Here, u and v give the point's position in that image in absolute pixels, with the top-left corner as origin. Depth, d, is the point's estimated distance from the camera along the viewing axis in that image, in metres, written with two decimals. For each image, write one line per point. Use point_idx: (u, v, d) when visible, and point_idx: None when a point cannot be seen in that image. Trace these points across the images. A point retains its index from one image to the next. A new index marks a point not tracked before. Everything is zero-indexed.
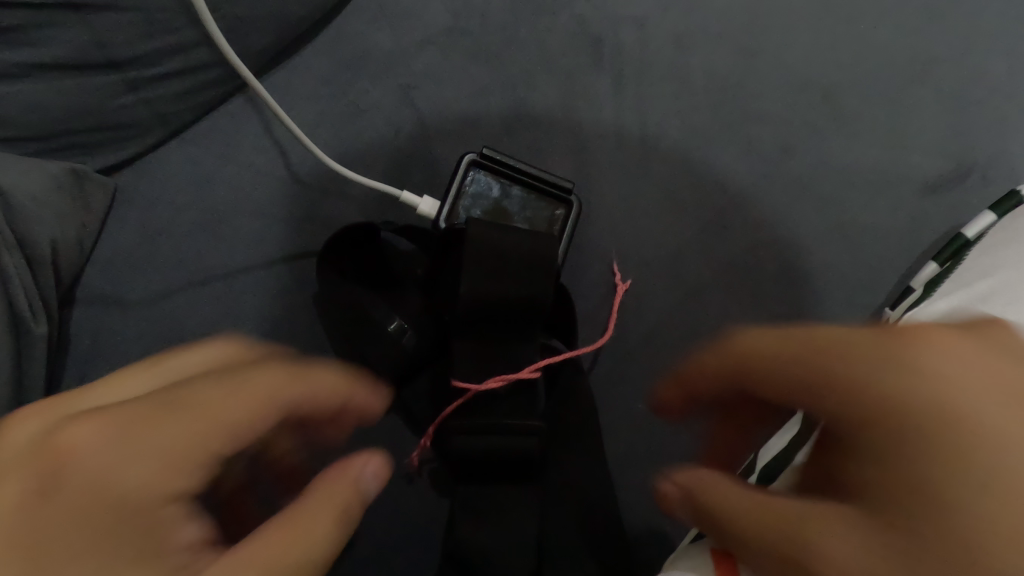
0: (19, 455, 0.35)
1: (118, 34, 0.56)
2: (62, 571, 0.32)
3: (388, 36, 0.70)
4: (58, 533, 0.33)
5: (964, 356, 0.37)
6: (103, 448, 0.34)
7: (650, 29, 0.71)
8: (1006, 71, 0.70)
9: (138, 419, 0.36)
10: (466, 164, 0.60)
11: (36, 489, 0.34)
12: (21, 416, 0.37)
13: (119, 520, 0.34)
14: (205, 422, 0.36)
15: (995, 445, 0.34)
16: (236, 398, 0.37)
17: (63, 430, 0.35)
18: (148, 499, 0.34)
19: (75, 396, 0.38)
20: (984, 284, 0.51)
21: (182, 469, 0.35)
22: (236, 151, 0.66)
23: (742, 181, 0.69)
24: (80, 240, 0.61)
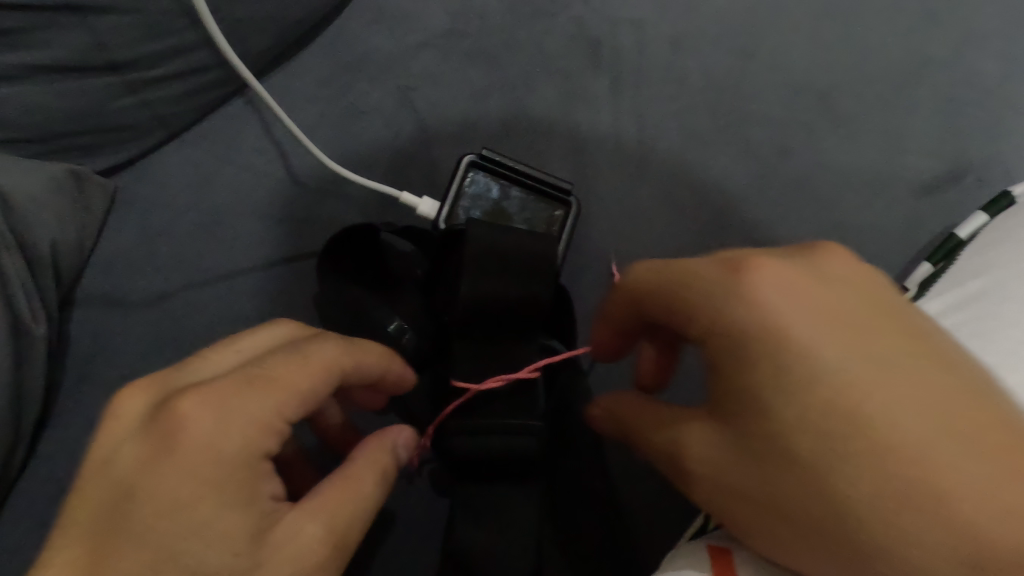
0: (133, 427, 0.38)
1: (118, 35, 0.57)
2: (171, 522, 0.35)
3: (387, 38, 0.70)
4: (172, 491, 0.36)
5: (789, 278, 0.39)
6: (205, 416, 0.37)
7: (647, 31, 0.72)
8: (998, 73, 0.71)
9: (234, 388, 0.38)
10: (465, 166, 0.61)
11: (148, 456, 0.36)
12: (128, 393, 0.40)
13: (223, 475, 0.36)
14: (287, 391, 0.39)
15: (812, 351, 0.37)
16: (310, 369, 0.40)
17: (167, 404, 0.37)
18: (243, 457, 0.37)
19: (169, 370, 0.41)
20: (975, 284, 0.52)
21: (269, 431, 0.38)
22: (236, 153, 0.66)
23: (739, 182, 0.69)
24: (80, 242, 0.62)
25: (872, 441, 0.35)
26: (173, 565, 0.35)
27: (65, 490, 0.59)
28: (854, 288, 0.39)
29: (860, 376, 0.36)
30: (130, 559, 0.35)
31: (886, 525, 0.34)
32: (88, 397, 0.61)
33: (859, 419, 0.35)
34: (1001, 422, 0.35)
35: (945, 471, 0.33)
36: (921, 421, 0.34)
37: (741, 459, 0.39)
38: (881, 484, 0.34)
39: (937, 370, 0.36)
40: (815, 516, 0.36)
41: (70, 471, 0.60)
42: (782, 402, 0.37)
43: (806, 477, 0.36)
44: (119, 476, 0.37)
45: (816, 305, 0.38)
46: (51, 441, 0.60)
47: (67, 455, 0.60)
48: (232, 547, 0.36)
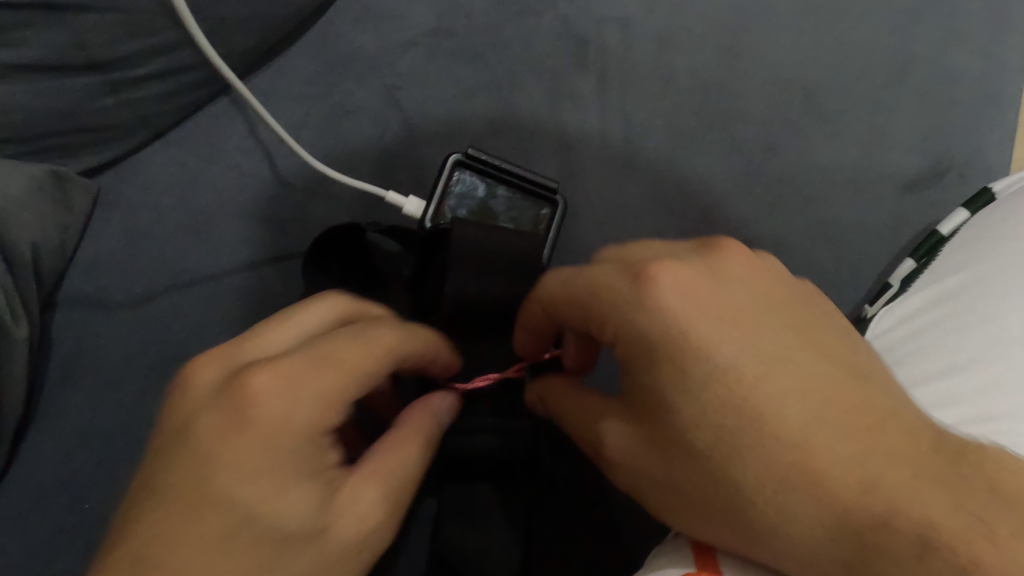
0: (207, 399, 0.39)
1: (98, 34, 0.55)
2: (244, 485, 0.37)
3: (374, 37, 0.70)
4: (250, 460, 0.37)
5: (689, 279, 0.39)
6: (280, 391, 0.38)
7: (633, 29, 0.72)
8: (980, 71, 0.72)
9: (304, 366, 0.39)
10: (451, 165, 0.61)
11: (225, 427, 0.37)
12: (199, 365, 0.40)
13: (297, 446, 0.38)
14: (353, 372, 0.40)
15: (707, 352, 0.37)
16: (371, 352, 0.42)
17: (243, 378, 0.38)
18: (313, 430, 0.39)
19: (237, 345, 0.41)
20: (954, 280, 0.53)
21: (336, 407, 0.40)
22: (220, 152, 0.66)
23: (725, 180, 0.69)
24: (62, 243, 0.61)
25: (760, 432, 0.37)
26: (250, 527, 0.37)
27: (47, 493, 0.59)
28: (748, 284, 0.40)
29: (750, 371, 0.37)
30: (208, 521, 0.36)
31: (774, 506, 0.36)
32: (71, 399, 0.61)
33: (748, 411, 0.37)
34: (874, 404, 0.37)
35: (824, 456, 0.35)
36: (803, 410, 0.36)
37: (652, 451, 0.40)
38: (770, 471, 0.36)
39: (818, 360, 0.38)
40: (716, 502, 0.38)
41: (53, 473, 0.59)
42: (682, 400, 0.38)
43: (705, 467, 0.38)
44: (198, 446, 0.37)
45: (711, 307, 0.38)
46: (33, 442, 0.60)
47: (50, 457, 0.60)
48: (303, 510, 0.38)
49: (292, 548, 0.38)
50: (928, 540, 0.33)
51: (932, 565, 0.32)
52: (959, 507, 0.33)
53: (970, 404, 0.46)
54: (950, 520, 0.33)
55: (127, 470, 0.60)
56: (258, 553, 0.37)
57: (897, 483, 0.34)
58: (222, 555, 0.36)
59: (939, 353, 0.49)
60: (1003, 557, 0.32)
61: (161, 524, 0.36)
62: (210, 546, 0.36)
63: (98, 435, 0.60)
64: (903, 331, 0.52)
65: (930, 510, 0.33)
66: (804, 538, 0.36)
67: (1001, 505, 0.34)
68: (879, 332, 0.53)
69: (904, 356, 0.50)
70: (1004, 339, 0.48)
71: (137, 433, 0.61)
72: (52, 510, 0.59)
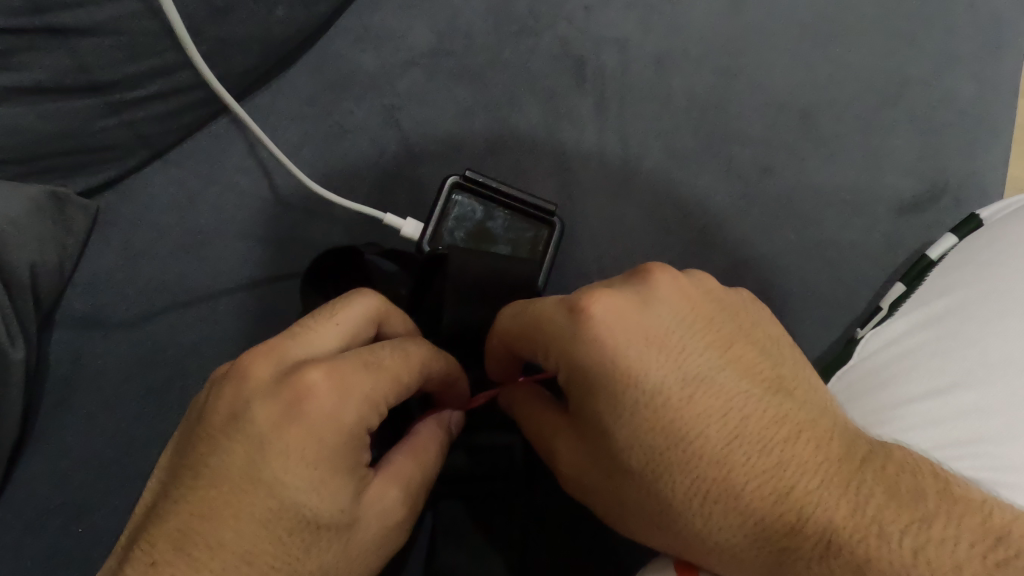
0: (259, 390, 0.37)
1: (98, 57, 0.55)
2: (290, 476, 0.35)
3: (373, 57, 0.70)
4: (297, 453, 0.36)
5: (618, 306, 0.38)
6: (332, 388, 0.37)
7: (631, 50, 0.72)
8: (973, 93, 0.72)
9: (353, 367, 0.38)
10: (450, 187, 0.61)
11: (275, 418, 0.36)
12: (251, 356, 0.39)
13: (343, 445, 0.37)
14: (396, 377, 0.40)
15: (636, 378, 0.38)
16: (411, 362, 0.41)
17: (297, 372, 0.37)
18: (357, 430, 0.38)
19: (287, 341, 0.40)
20: (940, 304, 0.53)
21: (379, 408, 0.39)
22: (220, 172, 0.66)
23: (722, 201, 0.70)
24: (61, 263, 0.61)
25: (686, 451, 0.37)
26: (289, 517, 0.35)
27: (43, 515, 0.59)
28: (673, 302, 0.39)
29: (676, 395, 0.38)
30: (253, 507, 0.35)
31: (700, 517, 0.38)
32: (68, 419, 0.61)
33: (674, 433, 0.37)
34: (790, 418, 0.38)
35: (742, 472, 0.37)
36: (723, 430, 0.37)
37: (597, 468, 0.42)
38: (694, 485, 0.38)
39: (740, 378, 0.38)
40: (652, 512, 0.40)
41: (50, 495, 0.59)
42: (616, 424, 0.39)
43: (640, 483, 0.39)
44: (250, 434, 0.36)
45: (637, 332, 0.38)
46: (29, 463, 0.60)
47: (46, 478, 0.59)
48: (338, 506, 0.37)
49: (323, 541, 0.37)
50: (830, 542, 0.35)
51: (833, 564, 0.35)
52: (858, 510, 0.35)
53: (947, 429, 0.46)
54: (849, 522, 0.35)
55: (123, 492, 0.60)
56: (292, 543, 0.36)
57: (807, 492, 0.36)
58: (262, 541, 0.35)
59: (921, 377, 0.49)
60: (888, 551, 0.34)
61: (209, 506, 0.35)
62: (253, 532, 0.35)
63: (94, 456, 0.60)
64: (887, 356, 0.52)
65: (834, 516, 0.35)
66: (727, 545, 0.38)
67: (898, 504, 0.35)
68: (864, 355, 0.54)
69: (886, 380, 0.51)
70: (986, 365, 0.47)
71: (134, 454, 0.61)
72: (49, 532, 0.59)
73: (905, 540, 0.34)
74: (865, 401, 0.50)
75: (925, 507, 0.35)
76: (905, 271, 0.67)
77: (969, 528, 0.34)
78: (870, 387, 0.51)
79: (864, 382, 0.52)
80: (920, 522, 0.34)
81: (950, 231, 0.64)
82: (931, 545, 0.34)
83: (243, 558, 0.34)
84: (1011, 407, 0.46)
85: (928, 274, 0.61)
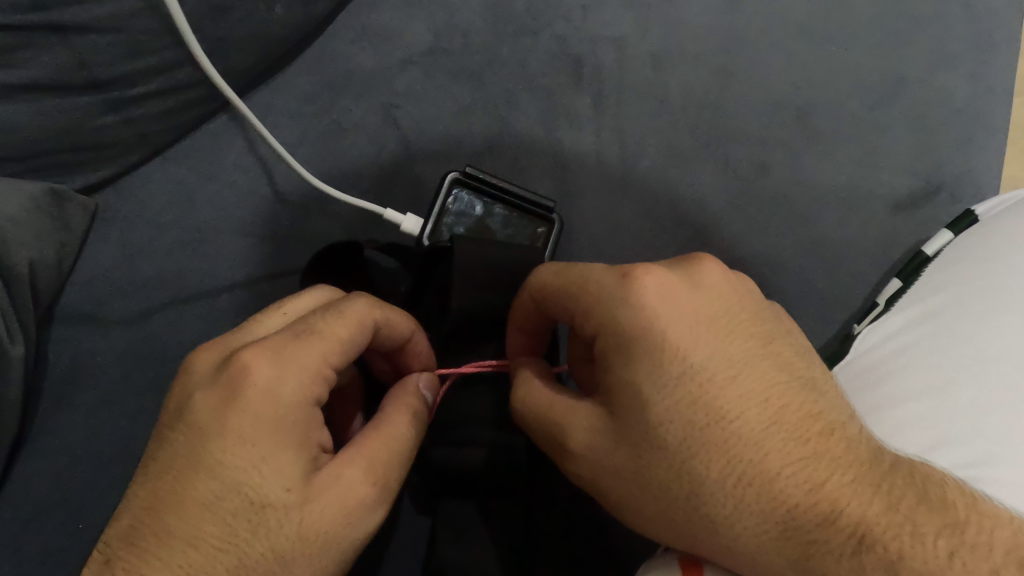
0: (200, 379, 0.38)
1: (97, 54, 0.55)
2: (226, 453, 0.36)
3: (372, 55, 0.71)
4: (232, 432, 0.36)
5: (669, 284, 0.39)
6: (265, 362, 0.37)
7: (628, 50, 0.73)
8: (967, 91, 0.73)
9: (280, 340, 0.39)
10: (450, 183, 0.61)
11: (212, 403, 0.37)
12: (199, 352, 0.40)
13: (280, 418, 0.37)
14: (333, 340, 0.39)
15: (683, 351, 0.38)
16: (348, 319, 0.40)
17: (231, 357, 0.38)
18: (293, 404, 0.37)
19: (232, 333, 0.41)
20: (937, 299, 0.53)
21: (319, 377, 0.38)
22: (219, 169, 0.66)
23: (718, 199, 0.70)
24: (60, 260, 0.61)
25: (726, 430, 0.37)
26: (231, 496, 0.36)
27: (43, 512, 0.59)
28: (721, 291, 0.40)
29: (720, 373, 0.38)
30: (194, 492, 0.35)
31: (732, 500, 0.37)
32: (67, 416, 0.61)
33: (716, 410, 0.37)
34: (825, 414, 0.38)
35: (780, 457, 0.37)
36: (763, 415, 0.37)
37: (620, 447, 0.40)
38: (731, 467, 0.37)
39: (781, 367, 0.39)
40: (676, 495, 0.39)
41: (50, 491, 0.59)
42: (656, 394, 0.38)
43: (671, 461, 0.38)
44: (190, 423, 0.37)
45: (688, 310, 0.39)
46: (29, 460, 0.60)
47: (46, 475, 0.59)
48: (282, 483, 0.36)
49: (270, 522, 0.36)
50: (864, 535, 0.35)
51: (865, 559, 0.35)
52: (892, 509, 0.36)
53: (939, 427, 0.46)
54: (883, 519, 0.35)
55: (124, 488, 0.60)
56: (237, 525, 0.36)
57: (840, 485, 0.36)
58: (206, 523, 0.35)
59: (918, 373, 0.49)
60: (922, 552, 0.35)
61: (154, 495, 0.36)
62: (197, 516, 0.35)
63: (93, 453, 0.60)
64: (884, 353, 0.52)
65: (868, 510, 0.36)
66: (753, 532, 0.37)
67: (929, 509, 0.36)
68: (862, 349, 0.54)
69: (882, 376, 0.51)
70: (981, 360, 0.48)
71: (132, 452, 0.61)
72: (48, 529, 0.59)
73: (939, 541, 0.35)
74: (864, 397, 0.50)
75: (955, 514, 0.36)
76: (901, 268, 0.68)
77: (1001, 537, 0.35)
78: (864, 384, 0.51)
79: (863, 379, 0.52)
80: (954, 526, 0.35)
81: (945, 228, 0.65)
82: (965, 549, 0.35)
83: (187, 541, 0.35)
84: (1005, 401, 0.46)
85: (923, 269, 0.62)
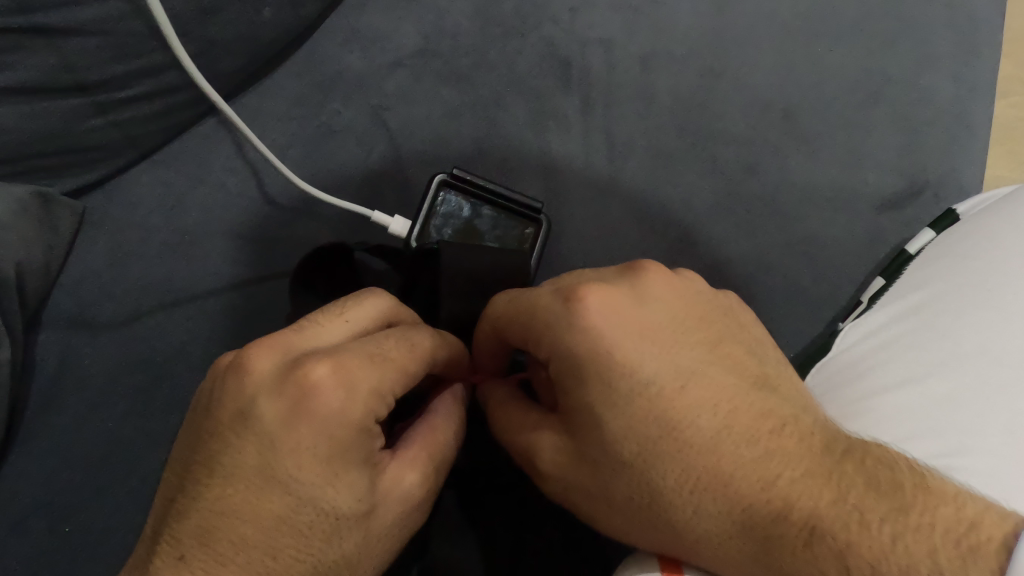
0: (263, 385, 0.38)
1: (85, 58, 0.55)
2: (300, 469, 0.37)
3: (361, 58, 0.71)
4: (307, 449, 0.37)
5: (616, 302, 0.40)
6: (336, 382, 0.37)
7: (616, 52, 0.73)
8: (950, 92, 0.74)
9: (356, 360, 0.38)
10: (437, 185, 0.62)
11: (282, 415, 0.37)
12: (255, 349, 0.39)
13: (353, 438, 0.37)
14: (402, 368, 0.40)
15: (633, 368, 0.39)
16: (417, 353, 0.42)
17: (300, 369, 0.37)
18: (364, 423, 0.38)
19: (291, 334, 0.40)
20: (916, 297, 0.54)
21: (386, 398, 0.39)
22: (209, 172, 0.67)
23: (706, 200, 0.70)
24: (47, 263, 0.61)
25: (677, 441, 0.39)
26: (307, 511, 0.37)
27: (28, 517, 0.59)
28: (667, 302, 0.42)
29: (669, 385, 0.39)
30: (269, 502, 0.37)
31: (691, 506, 0.39)
32: (53, 420, 0.61)
33: (668, 422, 0.39)
34: (775, 411, 0.40)
35: (730, 460, 0.38)
36: (713, 420, 0.39)
37: (584, 464, 0.42)
38: (686, 474, 0.39)
39: (729, 372, 0.41)
40: (639, 504, 0.41)
41: (35, 495, 0.59)
42: (610, 413, 0.40)
43: (630, 474, 0.40)
44: (259, 432, 0.37)
45: (634, 326, 0.40)
46: (14, 465, 0.59)
47: (31, 479, 0.59)
48: (354, 497, 0.38)
49: (342, 530, 0.38)
50: (815, 527, 0.36)
51: (818, 551, 0.35)
52: (840, 498, 0.36)
53: (916, 419, 0.47)
54: (831, 511, 0.36)
55: (110, 492, 0.60)
56: (312, 535, 0.38)
57: (791, 480, 0.38)
58: (282, 536, 0.37)
59: (898, 367, 0.50)
60: (869, 538, 0.34)
61: (227, 503, 0.37)
62: (273, 528, 0.37)
63: (80, 456, 0.60)
64: (867, 348, 0.53)
65: (818, 503, 0.37)
66: (715, 534, 0.39)
67: (878, 495, 0.36)
68: (844, 346, 0.55)
69: (862, 370, 0.51)
70: (959, 356, 0.48)
71: (121, 455, 0.61)
72: (33, 533, 0.58)
73: (884, 527, 0.35)
74: (843, 391, 0.51)
75: (902, 497, 0.36)
76: (885, 267, 0.68)
77: (945, 516, 0.34)
78: (843, 379, 0.52)
79: (845, 374, 0.52)
80: (898, 510, 0.35)
81: (928, 227, 0.65)
82: (910, 532, 0.34)
83: (267, 552, 0.37)
84: (981, 395, 0.47)
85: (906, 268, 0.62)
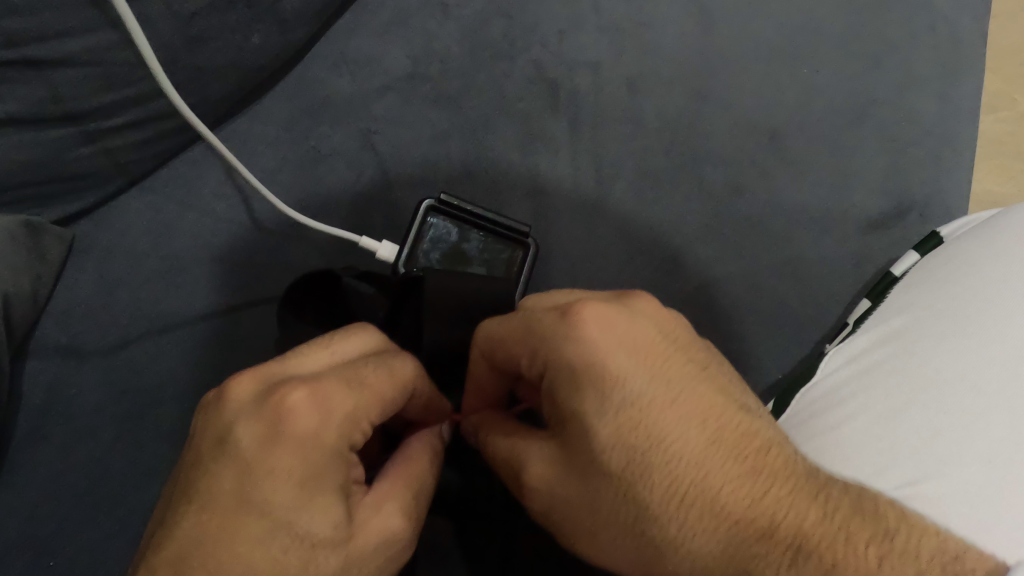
0: (243, 410, 0.39)
1: (74, 87, 0.55)
2: (275, 494, 0.37)
3: (350, 82, 0.71)
4: (283, 472, 0.37)
5: (608, 316, 0.40)
6: (312, 406, 0.38)
7: (603, 74, 0.74)
8: (935, 112, 0.74)
9: (333, 386, 0.39)
10: (424, 211, 0.62)
11: (259, 438, 0.37)
12: (237, 377, 0.40)
13: (329, 463, 0.38)
14: (379, 395, 0.40)
15: (622, 380, 0.40)
16: (396, 379, 0.42)
17: (278, 393, 0.38)
18: (340, 448, 0.38)
19: (273, 362, 0.41)
20: (897, 321, 0.54)
21: (362, 424, 0.40)
22: (198, 199, 0.67)
23: (694, 221, 0.71)
24: (34, 292, 0.61)
25: (666, 453, 0.39)
26: (283, 535, 0.37)
27: (12, 549, 0.58)
28: (658, 321, 0.42)
29: (658, 398, 0.39)
30: (246, 528, 0.36)
31: (676, 522, 0.39)
32: (39, 449, 0.60)
33: (656, 434, 0.39)
34: (762, 433, 0.40)
35: (719, 475, 0.38)
36: (702, 435, 0.39)
37: (573, 479, 0.42)
38: (674, 489, 0.39)
39: (718, 391, 0.41)
40: (625, 517, 0.41)
41: (21, 526, 0.59)
42: (598, 422, 0.40)
43: (616, 487, 0.40)
44: (236, 456, 0.37)
45: (626, 339, 0.40)
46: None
47: (17, 510, 0.59)
48: (330, 522, 0.38)
49: (319, 558, 0.38)
50: (800, 546, 0.36)
51: (802, 569, 0.36)
52: (826, 518, 0.37)
53: (892, 449, 0.47)
54: (818, 529, 0.36)
55: (96, 521, 0.60)
56: (288, 561, 0.37)
57: (778, 498, 0.38)
58: (257, 561, 0.36)
59: (879, 394, 0.50)
60: (855, 558, 0.35)
61: (202, 529, 0.37)
62: (248, 553, 0.36)
63: (66, 485, 0.60)
64: (851, 373, 0.53)
65: (804, 521, 0.37)
66: (700, 552, 0.39)
67: (862, 518, 0.37)
68: (829, 370, 0.55)
69: (845, 397, 0.51)
70: (939, 383, 0.49)
71: (108, 483, 0.60)
72: (17, 565, 0.58)
73: (870, 548, 0.35)
74: (823, 417, 0.51)
75: (886, 523, 0.36)
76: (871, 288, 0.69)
77: (929, 545, 0.35)
78: (824, 405, 0.52)
79: (823, 401, 0.52)
80: (883, 534, 0.36)
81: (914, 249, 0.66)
82: (894, 554, 0.35)
83: None
84: (961, 425, 0.47)
85: (891, 290, 0.63)
